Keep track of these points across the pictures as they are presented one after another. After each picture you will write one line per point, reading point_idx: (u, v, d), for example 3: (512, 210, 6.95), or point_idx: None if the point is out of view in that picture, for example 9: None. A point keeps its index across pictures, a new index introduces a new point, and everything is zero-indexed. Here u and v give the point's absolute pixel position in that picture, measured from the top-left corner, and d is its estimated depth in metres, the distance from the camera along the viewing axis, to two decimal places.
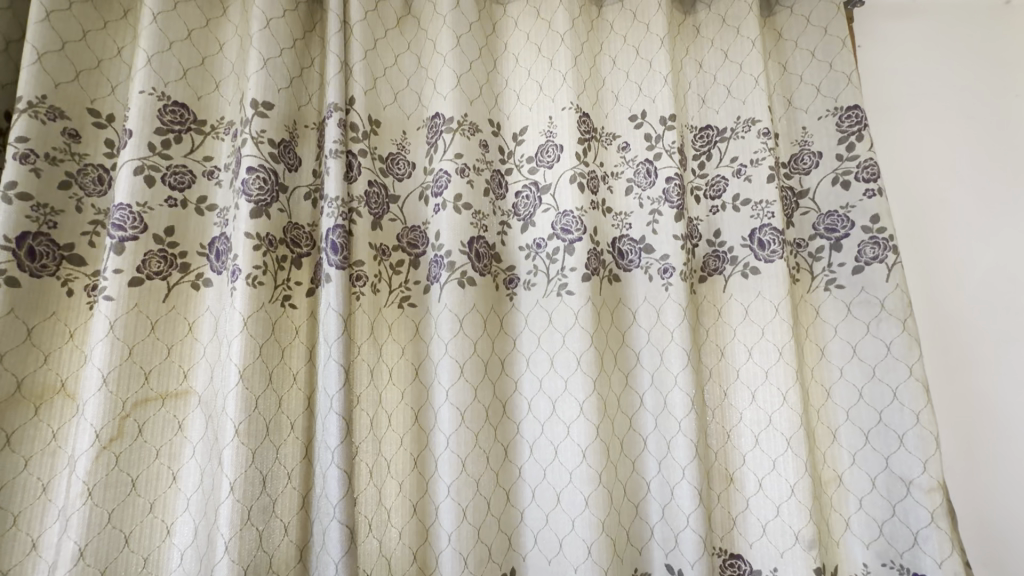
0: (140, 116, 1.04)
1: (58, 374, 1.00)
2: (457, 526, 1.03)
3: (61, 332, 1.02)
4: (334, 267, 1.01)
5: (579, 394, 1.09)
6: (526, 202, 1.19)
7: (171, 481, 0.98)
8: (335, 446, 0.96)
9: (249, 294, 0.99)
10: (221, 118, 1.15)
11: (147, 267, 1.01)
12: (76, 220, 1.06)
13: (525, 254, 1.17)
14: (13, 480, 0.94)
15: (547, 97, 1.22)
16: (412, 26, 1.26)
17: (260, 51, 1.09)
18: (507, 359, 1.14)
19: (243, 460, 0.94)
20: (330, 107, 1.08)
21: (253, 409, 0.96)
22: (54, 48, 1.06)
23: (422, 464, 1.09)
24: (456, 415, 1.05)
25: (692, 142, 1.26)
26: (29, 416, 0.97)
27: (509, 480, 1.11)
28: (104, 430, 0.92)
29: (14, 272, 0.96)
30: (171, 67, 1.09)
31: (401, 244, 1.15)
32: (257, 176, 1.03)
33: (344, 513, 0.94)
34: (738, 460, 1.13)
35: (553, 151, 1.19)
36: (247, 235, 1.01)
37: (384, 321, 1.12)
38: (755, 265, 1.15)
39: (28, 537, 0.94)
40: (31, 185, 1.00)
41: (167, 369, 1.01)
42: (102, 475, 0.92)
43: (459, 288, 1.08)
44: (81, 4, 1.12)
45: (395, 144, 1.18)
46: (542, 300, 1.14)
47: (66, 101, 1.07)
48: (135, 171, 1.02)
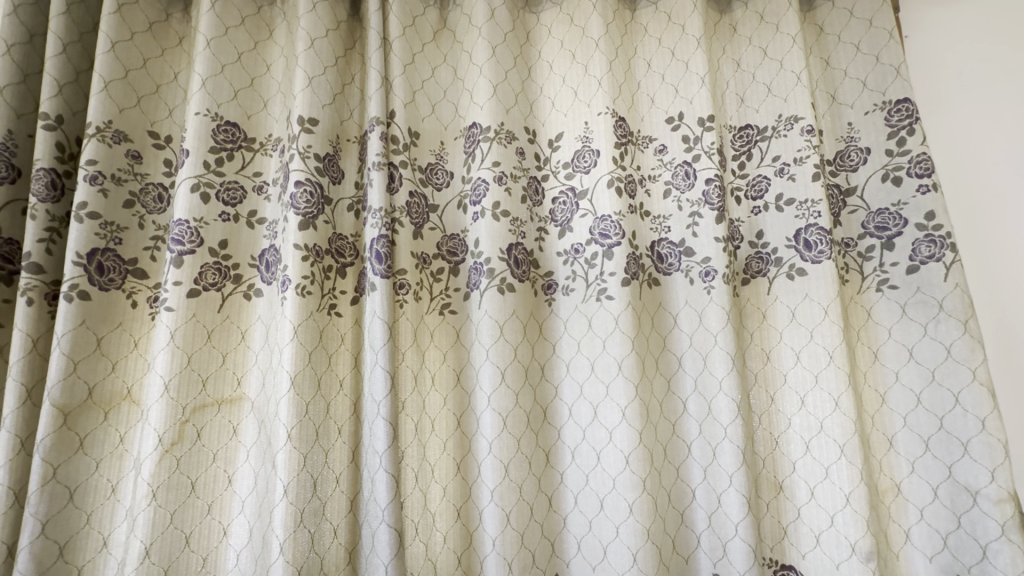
0: (196, 136, 1.10)
1: (125, 381, 1.07)
2: (501, 531, 1.03)
3: (127, 341, 1.08)
4: (379, 276, 1.04)
5: (621, 400, 1.08)
6: (563, 208, 1.20)
7: (228, 484, 1.03)
8: (382, 451, 0.98)
9: (299, 304, 1.03)
10: (269, 135, 1.20)
11: (203, 279, 1.06)
12: (139, 236, 1.12)
13: (563, 259, 1.18)
14: (85, 481, 1.00)
15: (583, 102, 1.22)
16: (447, 38, 1.28)
17: (305, 71, 1.14)
18: (547, 365, 1.15)
19: (296, 464, 0.97)
20: (372, 121, 1.12)
21: (305, 414, 1.00)
22: (119, 76, 1.14)
23: (465, 469, 1.10)
24: (498, 420, 1.06)
25: (731, 142, 1.24)
26: (100, 421, 1.03)
27: (551, 485, 1.11)
28: (166, 434, 0.97)
29: (86, 286, 1.03)
30: (223, 89, 1.15)
31: (441, 252, 1.17)
32: (305, 190, 1.07)
33: (393, 517, 0.96)
34: (787, 467, 1.09)
35: (589, 156, 1.19)
36: (296, 247, 1.05)
37: (426, 328, 1.14)
38: (802, 266, 1.12)
39: (99, 535, 1.00)
40: (100, 204, 1.07)
41: (222, 375, 1.06)
42: (165, 477, 0.97)
43: (499, 294, 1.09)
44: (142, 33, 1.20)
45: (434, 155, 1.21)
46: (581, 305, 1.14)
47: (129, 124, 1.14)
48: (192, 189, 1.07)
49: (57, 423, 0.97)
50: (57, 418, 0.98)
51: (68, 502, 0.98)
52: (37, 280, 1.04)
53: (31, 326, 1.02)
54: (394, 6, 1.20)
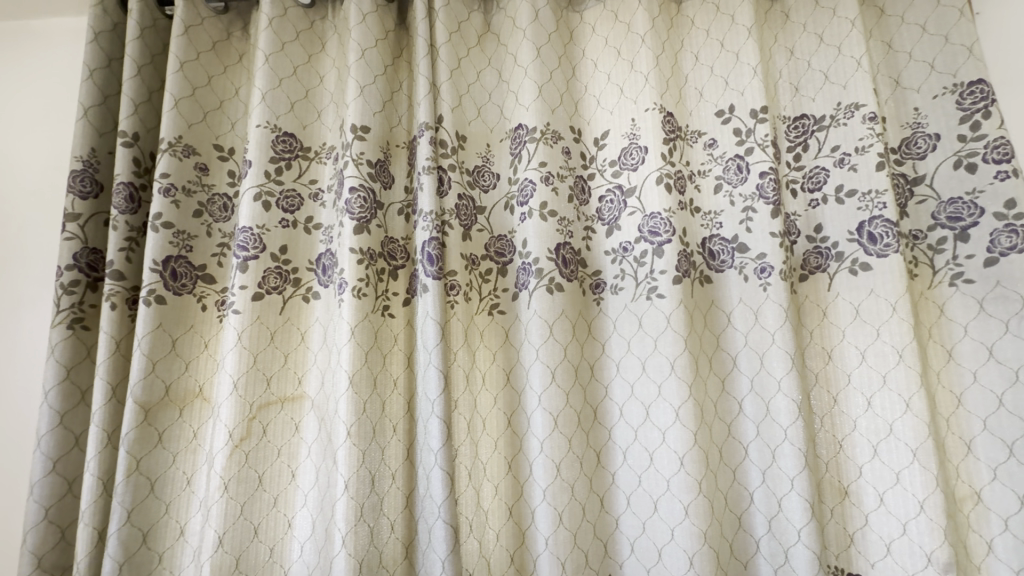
0: (258, 147, 1.16)
1: (197, 380, 1.13)
2: (554, 530, 1.03)
3: (198, 342, 1.15)
4: (431, 277, 1.07)
5: (674, 400, 1.06)
6: (610, 206, 1.19)
7: (291, 478, 1.07)
8: (437, 449, 1.00)
9: (355, 306, 1.06)
10: (323, 144, 1.24)
11: (266, 283, 1.12)
12: (207, 244, 1.19)
13: (612, 258, 1.17)
14: (165, 473, 1.07)
15: (629, 99, 1.21)
16: (492, 42, 1.30)
17: (357, 80, 1.18)
18: (596, 364, 1.14)
19: (356, 459, 1.01)
20: (422, 127, 1.15)
21: (362, 412, 1.03)
22: (187, 93, 1.21)
23: (516, 468, 1.10)
24: (549, 419, 1.06)
25: (785, 133, 1.19)
26: (176, 417, 1.10)
27: (602, 486, 1.10)
28: (236, 430, 1.03)
29: (162, 291, 1.11)
30: (281, 102, 1.21)
31: (489, 253, 1.18)
32: (358, 196, 1.11)
33: (448, 514, 0.99)
34: (853, 472, 1.04)
35: (637, 153, 1.18)
36: (352, 251, 1.09)
37: (476, 328, 1.15)
38: (866, 260, 1.07)
39: (176, 523, 1.07)
40: (173, 214, 1.15)
41: (285, 374, 1.11)
42: (235, 471, 1.02)
43: (548, 294, 1.09)
44: (206, 52, 1.27)
45: (481, 157, 1.22)
46: (630, 303, 1.13)
47: (197, 139, 1.22)
48: (255, 198, 1.13)
49: (139, 418, 1.05)
50: (139, 414, 1.05)
51: (150, 493, 1.05)
52: (120, 286, 1.13)
53: (115, 329, 1.11)
54: (440, 13, 1.23)
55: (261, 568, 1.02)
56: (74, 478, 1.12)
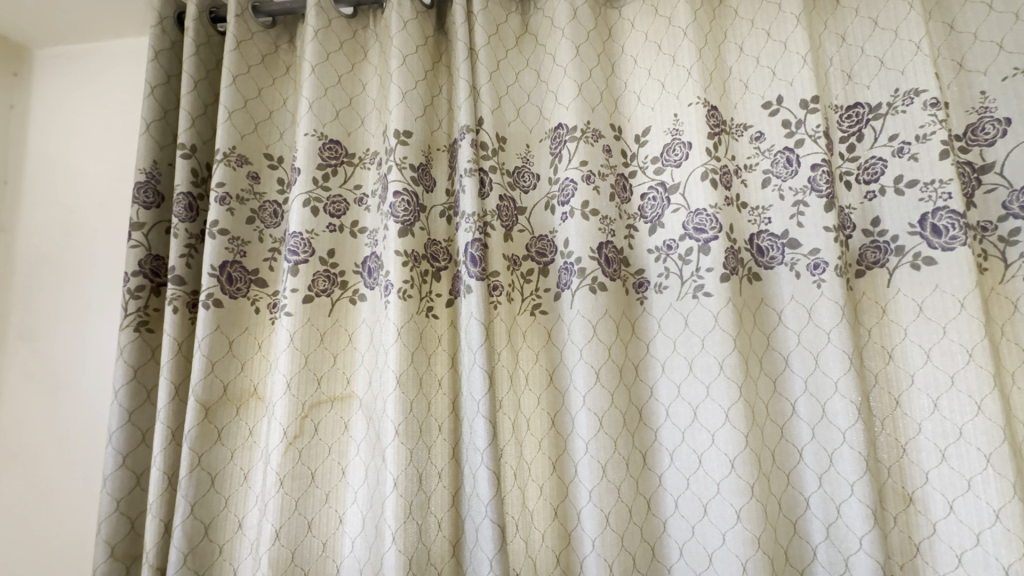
0: (306, 155, 1.19)
1: (252, 380, 1.19)
2: (601, 532, 1.02)
3: (252, 343, 1.20)
4: (474, 278, 1.08)
5: (723, 401, 1.04)
6: (652, 204, 1.17)
7: (342, 475, 1.11)
8: (483, 448, 1.01)
9: (401, 307, 1.08)
10: (367, 150, 1.28)
11: (315, 286, 1.15)
12: (259, 249, 1.24)
13: (655, 256, 1.15)
14: (224, 468, 1.12)
15: (671, 94, 1.19)
16: (530, 43, 1.30)
17: (399, 86, 1.20)
18: (641, 364, 1.12)
19: (404, 458, 1.03)
20: (463, 130, 1.16)
21: (409, 412, 1.05)
22: (239, 105, 1.27)
23: (561, 468, 1.09)
24: (594, 420, 1.05)
25: (837, 123, 1.13)
26: (233, 415, 1.15)
27: (649, 488, 1.08)
28: (290, 428, 1.06)
29: (219, 295, 1.16)
30: (327, 110, 1.24)
31: (531, 253, 1.18)
32: (403, 199, 1.13)
33: (495, 513, 0.99)
34: (919, 477, 0.99)
35: (680, 149, 1.15)
36: (397, 253, 1.11)
37: (519, 328, 1.16)
38: (929, 254, 1.01)
39: (235, 517, 1.12)
40: (228, 221, 1.20)
41: (334, 374, 1.14)
42: (290, 467, 1.06)
43: (591, 294, 1.08)
44: (257, 65, 1.33)
45: (521, 158, 1.23)
46: (676, 303, 1.10)
47: (249, 148, 1.27)
48: (303, 204, 1.17)
49: (200, 416, 1.10)
50: (200, 412, 1.10)
51: (211, 487, 1.10)
52: (181, 290, 1.19)
53: (177, 331, 1.17)
54: (479, 17, 1.24)
55: (314, 562, 1.06)
56: (141, 472, 1.19)
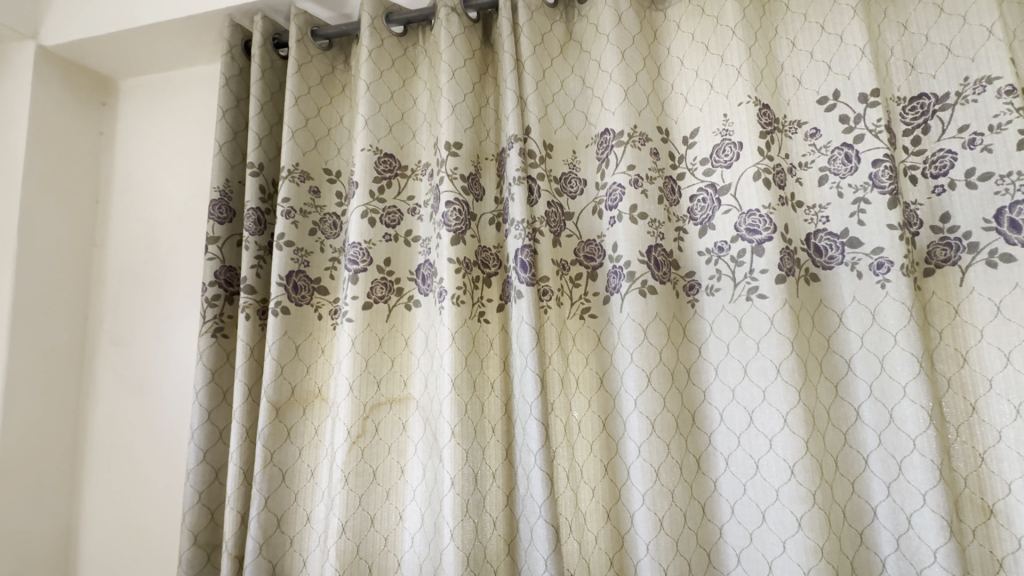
0: (363, 169, 1.26)
1: (317, 382, 1.26)
2: (654, 536, 1.02)
3: (317, 347, 1.27)
4: (524, 284, 1.10)
5: (781, 405, 1.02)
6: (702, 205, 1.16)
7: (401, 473, 1.16)
8: (536, 450, 1.04)
9: (455, 312, 1.13)
10: (418, 161, 1.33)
11: (374, 293, 1.21)
12: (321, 259, 1.32)
13: (706, 258, 1.13)
14: (294, 464, 1.20)
15: (720, 94, 1.17)
16: (575, 50, 1.31)
17: (449, 99, 1.24)
18: (693, 368, 1.11)
19: (460, 457, 1.07)
20: (511, 139, 1.19)
21: (464, 413, 1.09)
22: (301, 125, 1.35)
23: (613, 471, 1.10)
24: (646, 424, 1.05)
25: (901, 116, 1.08)
26: (300, 415, 1.23)
27: (703, 493, 1.07)
28: (353, 427, 1.13)
29: (286, 303, 1.24)
30: (381, 126, 1.31)
31: (579, 258, 1.20)
32: (454, 209, 1.17)
33: (549, 513, 1.02)
34: (1000, 489, 0.93)
35: (730, 150, 1.14)
36: (450, 261, 1.15)
37: (569, 332, 1.17)
38: (1007, 251, 0.96)
39: (304, 510, 1.20)
40: (293, 234, 1.28)
41: (392, 377, 1.20)
42: (354, 465, 1.12)
43: (641, 297, 1.09)
44: (316, 86, 1.41)
45: (567, 164, 1.24)
46: (728, 305, 1.09)
47: (310, 164, 1.35)
48: (361, 215, 1.23)
49: (272, 416, 1.19)
50: (272, 412, 1.19)
51: (282, 482, 1.18)
52: (252, 299, 1.28)
53: (249, 336, 1.26)
54: (524, 28, 1.26)
55: (377, 556, 1.11)
56: (219, 467, 1.28)
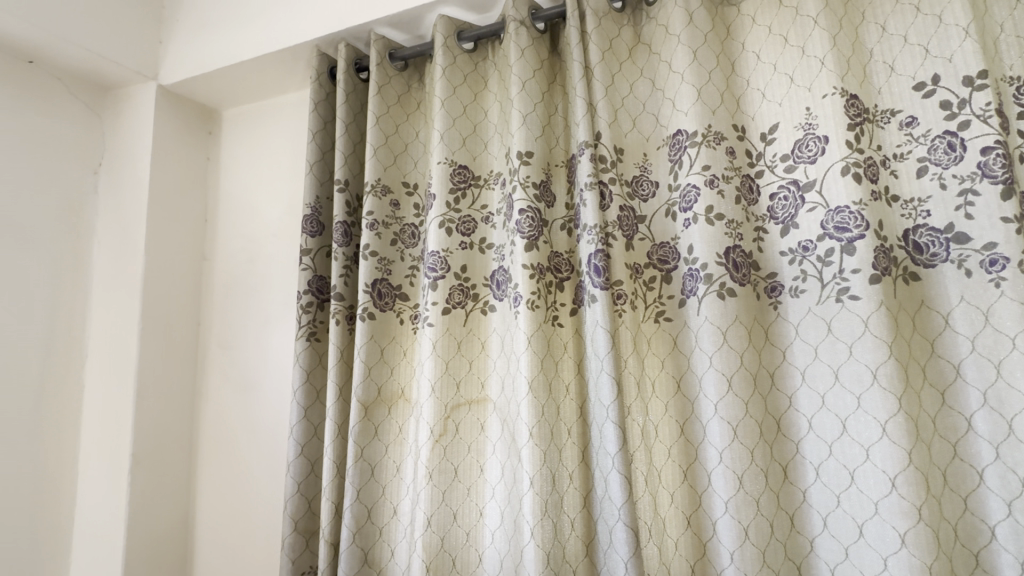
0: (439, 181, 1.31)
1: (400, 383, 1.35)
2: (739, 546, 0.99)
3: (399, 351, 1.36)
4: (599, 288, 1.11)
5: (878, 413, 0.96)
6: (783, 204, 1.11)
7: (480, 471, 1.21)
8: (614, 453, 1.04)
9: (530, 317, 1.16)
10: (490, 171, 1.39)
11: (452, 299, 1.27)
12: (401, 267, 1.41)
13: (789, 258, 1.09)
14: (382, 459, 1.29)
15: (801, 87, 1.13)
16: (643, 52, 1.31)
17: (520, 110, 1.28)
18: (777, 372, 1.07)
19: (538, 458, 1.10)
20: (582, 145, 1.20)
21: (541, 415, 1.12)
22: (382, 142, 1.44)
23: (692, 477, 1.08)
24: (727, 429, 1.02)
25: (1014, 98, 0.99)
26: (386, 414, 1.32)
27: (791, 503, 1.02)
28: (436, 426, 1.19)
29: (372, 309, 1.33)
30: (455, 139, 1.37)
31: (652, 260, 1.19)
32: (528, 216, 1.20)
33: (628, 516, 1.02)
34: None
35: (815, 144, 1.09)
36: (524, 267, 1.18)
37: (643, 336, 1.17)
38: None
39: (391, 503, 1.28)
40: (377, 244, 1.37)
41: (471, 379, 1.26)
42: (437, 462, 1.18)
43: (719, 300, 1.06)
44: (394, 105, 1.50)
45: (638, 167, 1.24)
46: (816, 307, 1.04)
47: (391, 179, 1.44)
48: (439, 226, 1.28)
49: (362, 414, 1.27)
50: (361, 410, 1.27)
51: (371, 476, 1.27)
52: (341, 305, 1.38)
53: (339, 340, 1.36)
54: (593, 35, 1.27)
55: (459, 549, 1.17)
56: (314, 460, 1.40)
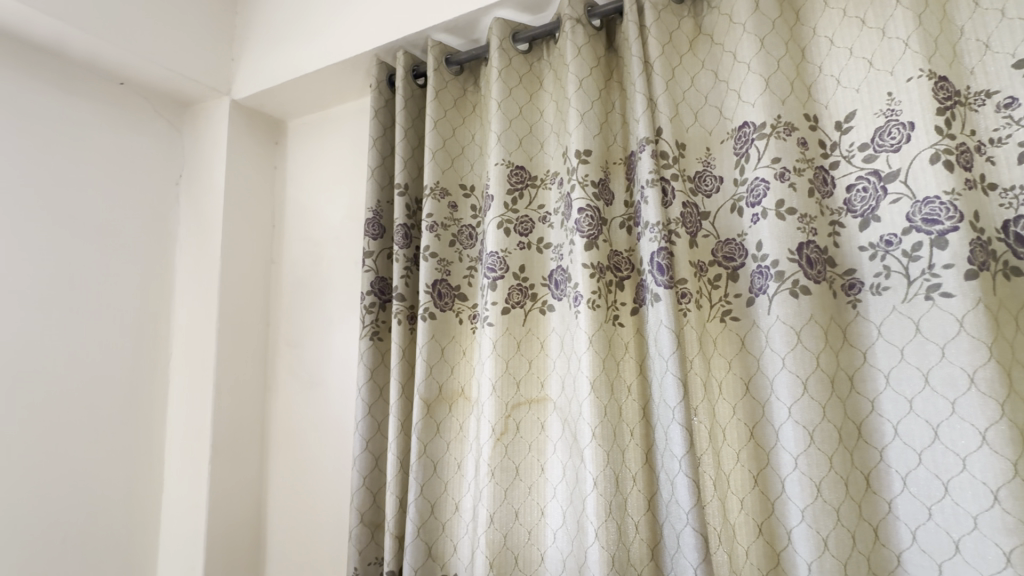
0: (497, 182, 1.33)
1: (460, 382, 1.38)
2: (818, 557, 0.94)
3: (459, 350, 1.39)
4: (662, 287, 1.09)
5: (977, 420, 0.89)
6: (862, 196, 1.05)
7: (541, 471, 1.22)
8: (681, 455, 1.02)
9: (591, 316, 1.15)
10: (547, 171, 1.39)
11: (511, 299, 1.28)
12: (459, 267, 1.44)
13: (870, 254, 1.03)
14: (444, 456, 1.32)
15: (881, 72, 1.06)
16: (705, 44, 1.27)
17: (577, 108, 1.27)
18: (857, 375, 1.01)
19: (601, 459, 1.09)
20: (642, 142, 1.17)
21: (604, 415, 1.11)
22: (440, 146, 1.47)
23: (764, 483, 1.04)
24: (803, 435, 0.98)
25: None
26: (447, 411, 1.35)
27: (875, 515, 0.96)
28: (497, 425, 1.20)
29: (433, 309, 1.36)
30: (512, 140, 1.37)
31: (717, 258, 1.15)
32: (587, 215, 1.19)
33: (697, 521, 0.99)
34: None
35: (898, 132, 1.02)
36: (585, 266, 1.17)
37: (709, 336, 1.14)
38: None
39: (452, 499, 1.31)
40: (437, 246, 1.40)
41: (530, 379, 1.27)
42: (499, 460, 1.19)
43: (792, 298, 1.01)
44: (451, 109, 1.52)
45: (701, 162, 1.21)
46: (901, 305, 0.98)
47: (448, 181, 1.47)
48: (497, 226, 1.29)
49: (424, 412, 1.31)
50: (424, 408, 1.31)
51: (434, 472, 1.30)
52: (403, 306, 1.42)
53: (401, 340, 1.40)
54: (652, 30, 1.25)
55: (521, 548, 1.18)
56: (378, 455, 1.45)
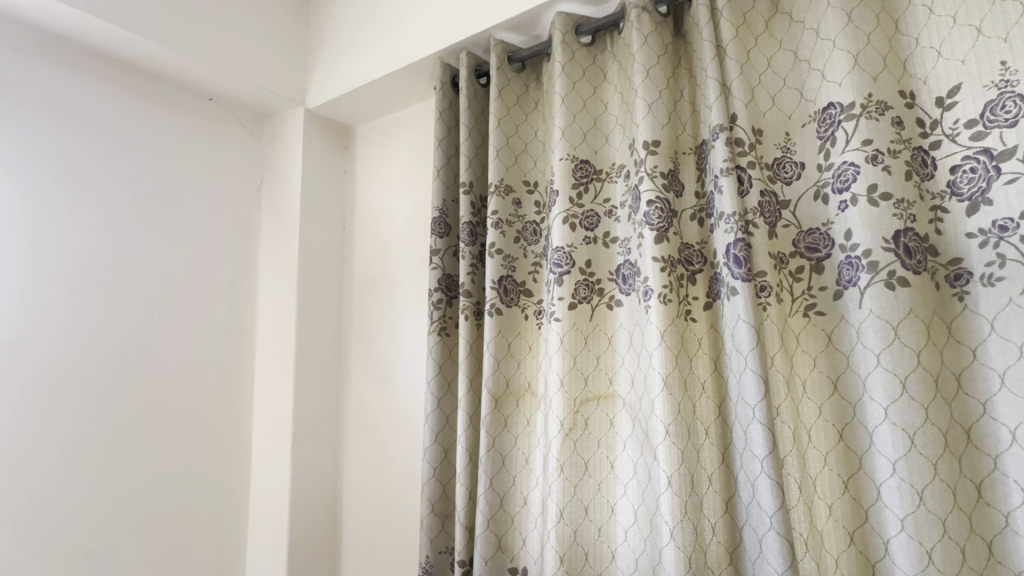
0: (562, 176, 1.32)
1: (527, 377, 1.39)
2: (921, 571, 0.87)
3: (525, 345, 1.40)
4: (739, 280, 1.04)
5: None
6: (970, 177, 0.95)
7: (611, 468, 1.20)
8: (763, 456, 0.97)
9: (663, 311, 1.12)
10: (612, 164, 1.37)
11: (578, 294, 1.27)
12: (524, 263, 1.45)
13: (980, 241, 0.93)
14: (512, 450, 1.34)
15: (992, 40, 0.96)
16: (782, 22, 1.19)
17: (644, 98, 1.24)
18: (966, 374, 0.91)
19: (675, 457, 1.06)
20: (715, 129, 1.13)
21: (678, 413, 1.08)
22: (504, 143, 1.48)
23: (856, 489, 0.97)
24: (903, 439, 0.90)
25: None
26: (515, 406, 1.36)
27: (989, 528, 0.87)
28: (566, 420, 1.20)
29: (499, 305, 1.38)
30: (577, 134, 1.36)
31: (799, 249, 1.09)
32: (656, 207, 1.16)
33: (781, 525, 0.94)
34: None
35: (1014, 105, 0.92)
36: (655, 259, 1.14)
37: (791, 331, 1.08)
38: None
39: (521, 493, 1.33)
40: (502, 242, 1.41)
41: (598, 374, 1.26)
42: (567, 456, 1.19)
43: (888, 290, 0.94)
44: (513, 106, 1.54)
45: (780, 148, 1.14)
46: (1019, 297, 0.88)
47: (512, 178, 1.48)
48: (563, 221, 1.28)
49: (492, 405, 1.33)
50: (492, 402, 1.33)
51: (502, 466, 1.32)
52: (469, 302, 1.45)
53: (469, 335, 1.43)
54: (724, 11, 1.19)
55: (592, 544, 1.17)
56: (447, 447, 1.49)
